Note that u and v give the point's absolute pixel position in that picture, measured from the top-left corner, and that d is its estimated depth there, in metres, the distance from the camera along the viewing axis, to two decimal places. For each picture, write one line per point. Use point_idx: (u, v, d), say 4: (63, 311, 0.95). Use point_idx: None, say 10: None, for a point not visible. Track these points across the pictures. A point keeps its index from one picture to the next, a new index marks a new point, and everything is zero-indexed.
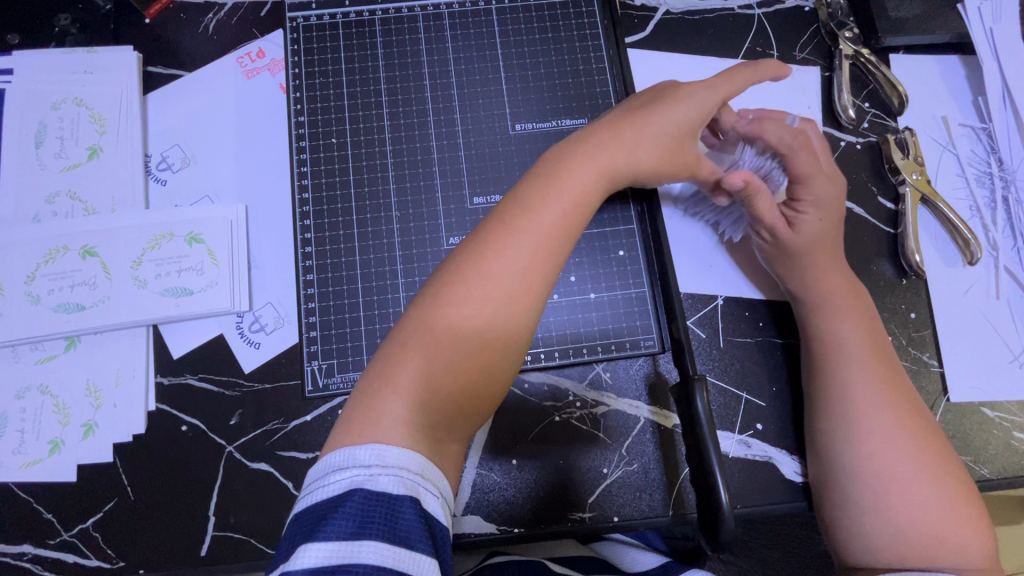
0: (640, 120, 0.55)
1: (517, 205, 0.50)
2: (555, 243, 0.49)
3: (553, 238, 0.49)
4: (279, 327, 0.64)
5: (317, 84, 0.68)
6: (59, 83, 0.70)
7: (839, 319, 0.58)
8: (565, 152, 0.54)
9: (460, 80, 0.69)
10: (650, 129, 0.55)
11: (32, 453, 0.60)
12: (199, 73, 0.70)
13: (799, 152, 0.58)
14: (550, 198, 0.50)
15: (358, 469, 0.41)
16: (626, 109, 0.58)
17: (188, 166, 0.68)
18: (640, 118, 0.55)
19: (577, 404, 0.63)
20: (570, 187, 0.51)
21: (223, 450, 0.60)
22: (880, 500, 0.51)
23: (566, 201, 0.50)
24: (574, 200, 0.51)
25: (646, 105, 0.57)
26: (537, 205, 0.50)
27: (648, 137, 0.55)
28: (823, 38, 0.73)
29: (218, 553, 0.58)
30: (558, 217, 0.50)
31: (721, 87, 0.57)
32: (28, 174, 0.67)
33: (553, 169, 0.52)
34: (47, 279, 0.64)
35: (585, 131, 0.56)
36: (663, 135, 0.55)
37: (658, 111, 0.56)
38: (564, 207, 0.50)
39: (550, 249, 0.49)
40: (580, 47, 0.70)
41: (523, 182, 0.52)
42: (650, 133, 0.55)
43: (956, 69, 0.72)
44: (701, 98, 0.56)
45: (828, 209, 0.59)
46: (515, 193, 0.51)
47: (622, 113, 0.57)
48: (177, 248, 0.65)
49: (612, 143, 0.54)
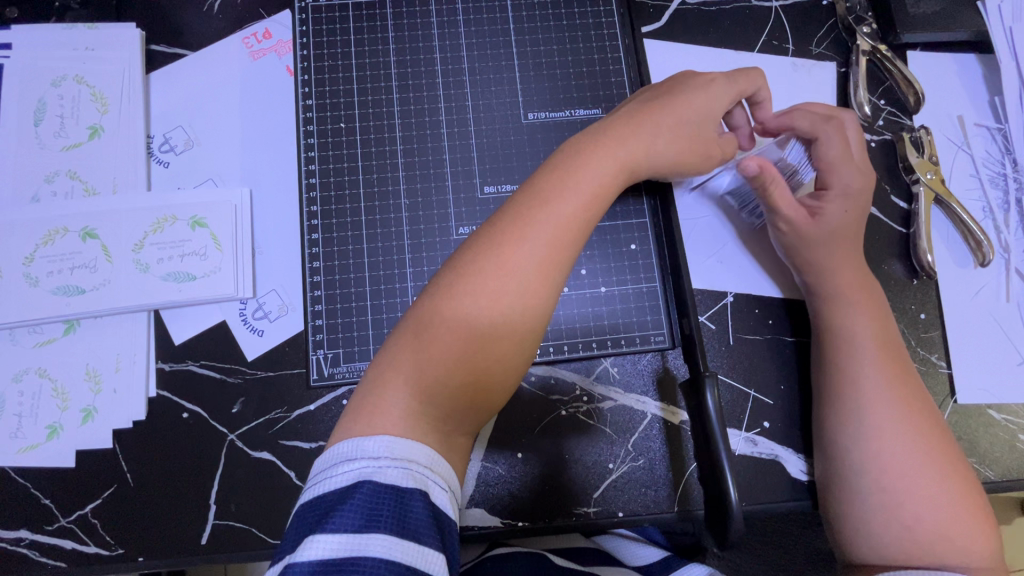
0: (663, 109, 0.55)
1: (533, 196, 0.49)
2: (571, 235, 0.48)
3: (570, 230, 0.48)
4: (283, 314, 0.63)
5: (326, 67, 0.67)
6: (59, 60, 0.68)
7: (849, 316, 0.57)
8: (583, 140, 0.53)
9: (472, 66, 0.68)
10: (671, 119, 0.55)
11: (30, 438, 0.59)
12: (204, 53, 0.69)
13: (829, 137, 0.60)
14: (568, 189, 0.49)
15: (366, 461, 0.40)
16: (643, 99, 0.57)
17: (191, 148, 0.67)
18: (661, 108, 0.55)
19: (584, 399, 0.62)
20: (589, 177, 0.50)
21: (225, 438, 0.59)
22: (886, 499, 0.51)
23: (585, 191, 0.50)
24: (592, 190, 0.50)
25: (667, 95, 0.57)
26: (553, 196, 0.49)
27: (670, 127, 0.55)
28: (840, 33, 0.72)
29: (219, 542, 0.57)
30: (576, 210, 0.49)
31: (740, 81, 0.59)
32: (25, 152, 0.65)
33: (570, 158, 0.51)
34: (46, 261, 0.63)
35: (604, 120, 0.56)
36: (684, 125, 0.55)
37: (680, 101, 0.56)
38: (582, 198, 0.49)
39: (566, 241, 0.48)
40: (595, 36, 0.69)
41: (539, 173, 0.51)
42: (671, 123, 0.55)
43: (973, 67, 0.71)
44: (720, 90, 0.58)
45: (853, 201, 0.60)
46: (531, 185, 0.50)
47: (640, 102, 0.57)
48: (180, 232, 0.64)
49: (632, 132, 0.53)
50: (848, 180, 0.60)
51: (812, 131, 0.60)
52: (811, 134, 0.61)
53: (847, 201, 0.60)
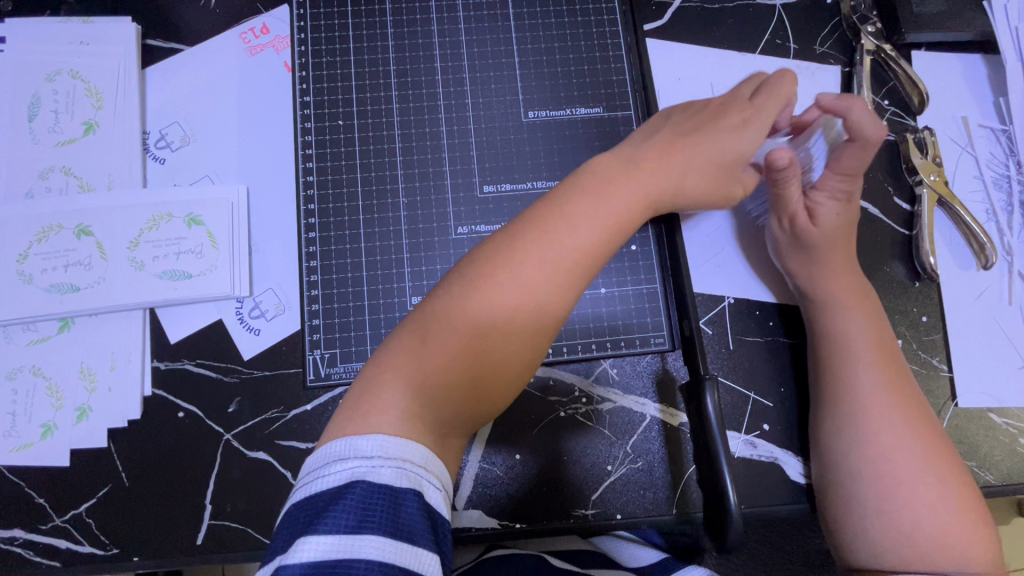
0: (693, 150, 0.54)
1: (551, 210, 0.48)
2: (589, 261, 0.47)
3: (587, 256, 0.47)
4: (280, 313, 0.62)
5: (324, 62, 0.66)
6: (53, 54, 0.67)
7: (844, 318, 0.57)
8: (612, 167, 0.52)
9: (473, 63, 0.67)
10: (700, 160, 0.54)
11: (24, 436, 0.59)
12: (200, 48, 0.68)
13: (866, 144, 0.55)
14: (590, 213, 0.48)
15: (358, 460, 0.40)
16: (674, 130, 0.56)
17: (188, 144, 0.66)
18: (693, 146, 0.54)
19: (583, 400, 0.62)
20: (612, 202, 0.49)
21: (221, 438, 0.59)
22: (886, 503, 0.51)
23: (607, 220, 0.49)
24: (613, 214, 0.49)
25: (701, 131, 0.56)
26: (575, 219, 0.48)
27: (698, 170, 0.54)
28: (844, 32, 0.71)
29: (214, 542, 0.57)
30: (597, 237, 0.48)
31: (775, 116, 0.57)
32: (19, 148, 0.65)
33: (596, 182, 0.51)
34: (40, 258, 0.62)
35: (636, 146, 0.55)
36: (710, 169, 0.55)
37: (710, 139, 0.55)
38: (602, 222, 0.48)
39: (583, 266, 0.47)
40: (597, 33, 0.68)
41: (561, 189, 0.50)
42: (699, 165, 0.54)
43: (978, 68, 0.70)
44: (754, 133, 0.56)
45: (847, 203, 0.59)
46: (554, 200, 0.49)
47: (674, 133, 0.56)
48: (176, 229, 0.63)
49: (661, 170, 0.53)
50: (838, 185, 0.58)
51: (857, 129, 0.54)
52: (850, 134, 0.55)
53: (842, 206, 0.59)
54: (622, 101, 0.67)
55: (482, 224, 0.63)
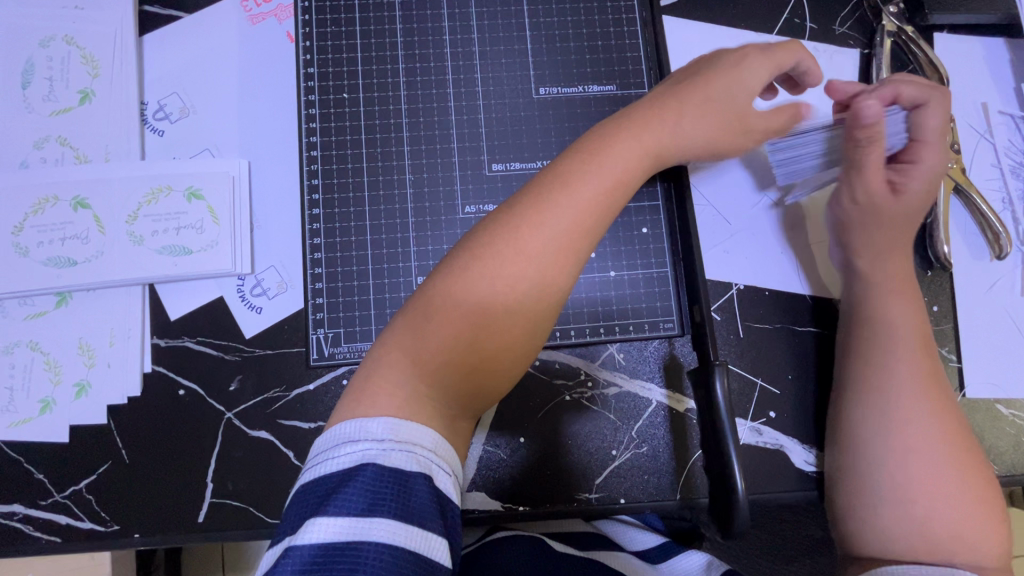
0: (690, 90, 0.54)
1: (555, 179, 0.47)
2: (593, 221, 0.46)
3: (591, 216, 0.46)
4: (282, 292, 0.61)
5: (328, 33, 0.64)
6: (45, 18, 0.65)
7: (879, 301, 0.56)
8: (610, 126, 0.51)
9: (482, 37, 0.65)
10: (698, 99, 0.53)
11: (22, 412, 0.58)
12: (200, 15, 0.66)
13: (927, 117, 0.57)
14: (590, 173, 0.47)
15: (370, 443, 0.39)
16: (669, 82, 0.56)
17: (187, 116, 0.64)
18: (687, 89, 0.54)
19: (588, 384, 0.61)
20: (612, 163, 0.48)
21: (223, 416, 0.58)
22: (900, 493, 0.50)
23: (606, 175, 0.48)
24: (616, 176, 0.48)
25: (699, 77, 0.55)
26: (575, 179, 0.47)
27: (697, 108, 0.53)
28: (865, 12, 0.69)
29: (216, 520, 0.56)
30: (598, 194, 0.47)
31: (779, 55, 0.56)
32: (13, 116, 0.63)
33: (596, 144, 0.50)
34: (36, 230, 0.61)
35: (628, 109, 0.54)
36: (709, 103, 0.53)
37: (715, 85, 0.54)
38: (604, 184, 0.47)
39: (587, 227, 0.46)
40: (612, 8, 0.66)
41: (564, 155, 0.49)
42: (696, 103, 0.53)
43: (1000, 51, 0.69)
44: (755, 65, 0.55)
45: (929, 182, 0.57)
46: (556, 166, 0.48)
47: (672, 85, 0.55)
48: (176, 204, 0.62)
49: (655, 118, 0.52)
50: (935, 162, 0.57)
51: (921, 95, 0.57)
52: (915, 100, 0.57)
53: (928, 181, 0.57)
54: (636, 80, 0.65)
55: (490, 203, 0.62)
